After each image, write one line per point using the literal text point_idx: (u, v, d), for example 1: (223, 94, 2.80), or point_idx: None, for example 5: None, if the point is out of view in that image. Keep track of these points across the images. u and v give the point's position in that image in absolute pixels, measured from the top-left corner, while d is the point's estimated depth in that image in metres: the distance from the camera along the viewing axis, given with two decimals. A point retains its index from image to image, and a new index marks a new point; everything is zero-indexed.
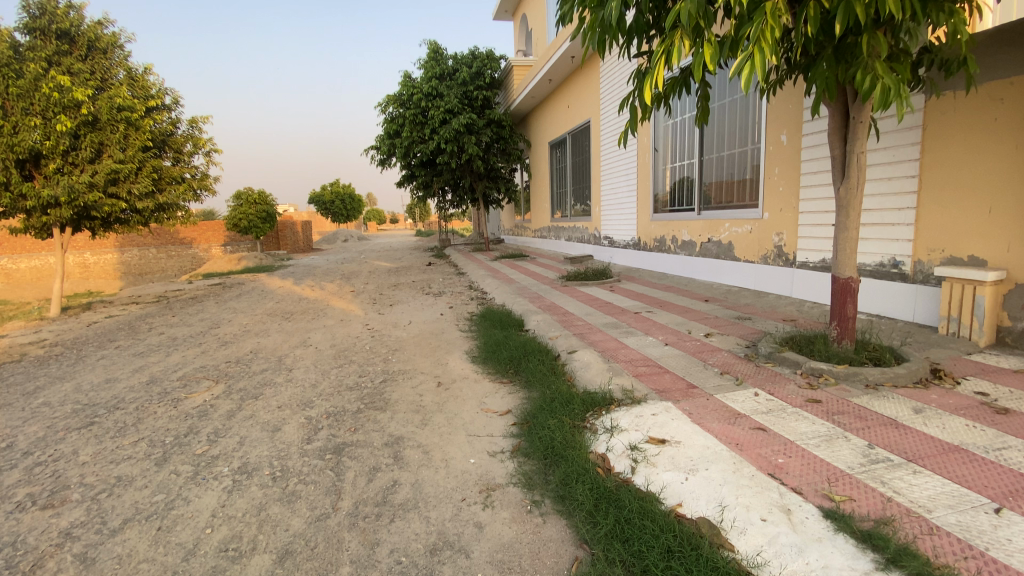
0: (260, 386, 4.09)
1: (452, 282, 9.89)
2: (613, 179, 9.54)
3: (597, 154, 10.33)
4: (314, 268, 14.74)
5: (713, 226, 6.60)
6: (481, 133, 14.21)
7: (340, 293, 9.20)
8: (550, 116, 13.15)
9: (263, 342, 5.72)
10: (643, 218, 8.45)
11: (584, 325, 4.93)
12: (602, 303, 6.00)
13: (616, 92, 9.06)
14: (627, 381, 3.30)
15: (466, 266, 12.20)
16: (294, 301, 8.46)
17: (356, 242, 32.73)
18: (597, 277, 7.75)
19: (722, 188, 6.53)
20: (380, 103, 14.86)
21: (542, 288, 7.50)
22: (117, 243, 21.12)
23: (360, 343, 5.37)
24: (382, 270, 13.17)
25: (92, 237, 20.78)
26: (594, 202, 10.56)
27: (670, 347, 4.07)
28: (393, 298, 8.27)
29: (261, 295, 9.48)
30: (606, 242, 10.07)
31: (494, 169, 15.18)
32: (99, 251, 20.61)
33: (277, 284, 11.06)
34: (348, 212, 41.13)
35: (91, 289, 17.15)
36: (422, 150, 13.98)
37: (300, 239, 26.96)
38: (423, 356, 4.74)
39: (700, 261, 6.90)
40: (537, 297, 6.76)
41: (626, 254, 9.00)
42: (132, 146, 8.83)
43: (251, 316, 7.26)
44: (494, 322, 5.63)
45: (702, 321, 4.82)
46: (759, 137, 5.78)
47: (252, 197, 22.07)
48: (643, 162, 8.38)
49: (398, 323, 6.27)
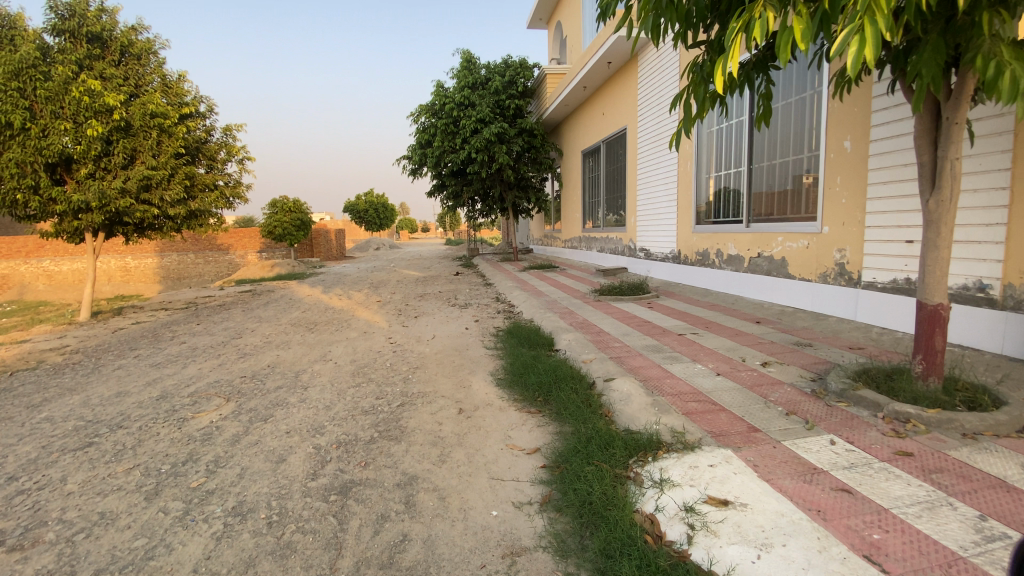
0: (271, 407, 3.81)
1: (479, 293, 9.57)
2: (651, 188, 9.08)
3: (633, 163, 9.88)
4: (343, 276, 14.70)
5: (764, 240, 6.11)
6: (512, 142, 13.93)
7: (366, 303, 8.98)
8: (584, 124, 12.77)
9: (280, 354, 5.48)
10: (683, 229, 7.96)
11: (622, 348, 4.50)
12: (641, 322, 5.53)
13: (658, 98, 8.63)
14: (677, 421, 2.87)
15: (494, 276, 11.86)
16: (319, 310, 8.30)
17: (388, 250, 32.94)
18: (634, 292, 7.28)
19: (774, 199, 6.05)
20: (412, 112, 14.78)
21: (574, 303, 7.07)
22: (158, 248, 21.84)
23: (380, 359, 5.06)
24: (410, 279, 12.98)
25: (135, 243, 21.52)
26: (630, 212, 10.10)
27: (722, 378, 3.61)
28: (419, 310, 7.98)
29: (287, 304, 9.36)
30: (642, 254, 9.57)
31: (525, 178, 14.88)
32: (141, 256, 21.30)
33: (305, 292, 11.00)
34: (381, 220, 41.61)
35: (130, 292, 17.71)
36: (454, 159, 13.81)
37: (333, 247, 27.27)
38: (445, 376, 4.38)
39: (749, 278, 6.38)
40: (569, 312, 6.34)
41: (664, 267, 8.49)
42: (165, 152, 9.23)
43: (274, 326, 7.07)
44: (521, 339, 5.26)
45: (757, 347, 4.33)
46: (819, 145, 5.28)
47: (287, 205, 22.45)
48: (684, 171, 7.91)
49: (422, 337, 5.94)
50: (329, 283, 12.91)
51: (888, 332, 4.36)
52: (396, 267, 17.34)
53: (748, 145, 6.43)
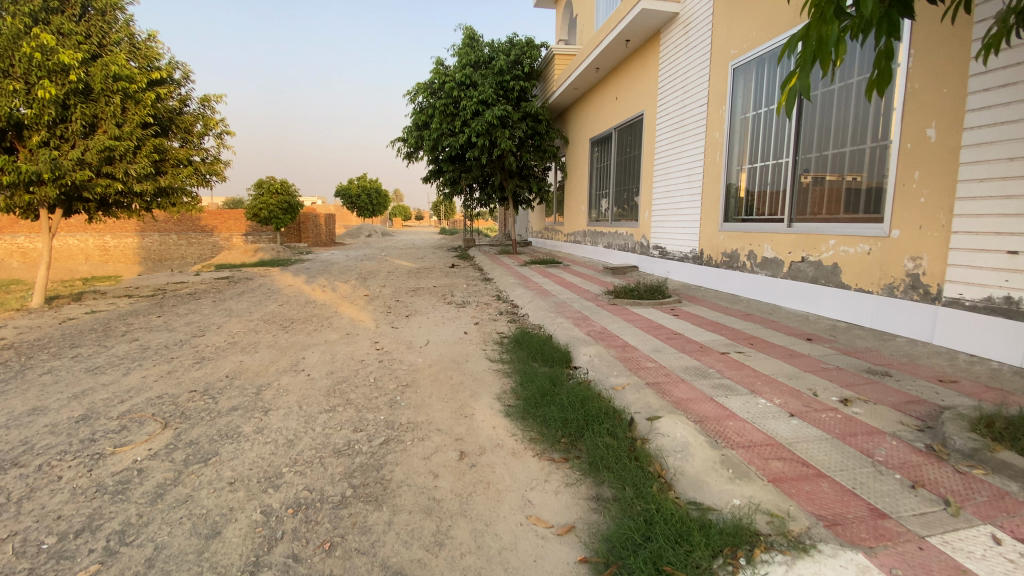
0: (218, 441, 2.95)
1: (478, 289, 8.71)
2: (670, 180, 8.26)
3: (649, 152, 9.04)
4: (329, 264, 13.75)
5: (811, 243, 5.32)
6: (515, 126, 13.04)
7: (351, 297, 8.07)
8: (594, 110, 11.90)
9: (244, 361, 4.60)
10: (708, 227, 7.16)
11: (657, 369, 3.71)
12: (670, 334, 4.72)
13: (683, 80, 7.80)
14: (766, 494, 2.09)
15: (493, 271, 10.98)
16: (298, 305, 7.40)
17: (380, 238, 31.81)
18: (653, 295, 6.47)
19: (826, 196, 5.25)
20: (409, 91, 13.81)
21: (586, 306, 6.24)
22: (138, 228, 20.72)
23: (363, 371, 4.20)
24: (402, 270, 12.08)
25: (113, 221, 20.34)
26: (643, 206, 9.29)
27: (798, 420, 2.83)
28: (410, 308, 7.08)
29: (265, 295, 8.42)
30: (656, 253, 8.77)
31: (527, 166, 14.00)
32: (119, 235, 20.14)
33: (286, 282, 10.07)
34: (373, 207, 40.36)
35: (105, 274, 16.65)
36: (452, 143, 12.89)
37: (322, 233, 26.05)
38: (440, 400, 3.53)
39: (788, 285, 5.58)
40: (583, 318, 5.53)
41: (683, 268, 7.70)
42: (129, 121, 8.13)
43: (243, 323, 6.16)
44: (532, 352, 4.44)
45: (823, 375, 3.55)
46: (890, 134, 4.49)
47: (273, 186, 21.26)
48: (711, 162, 7.10)
49: (413, 344, 5.07)
50: (313, 272, 11.96)
51: (980, 360, 3.59)
52: (388, 256, 16.40)
53: (794, 133, 5.64)
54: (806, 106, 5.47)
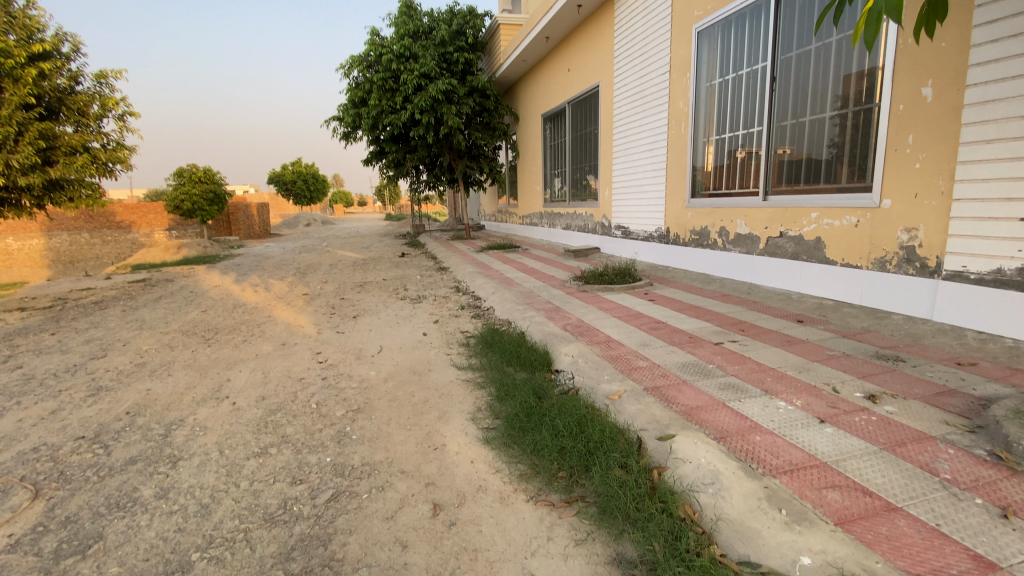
0: (105, 516, 2.18)
1: (433, 280, 8.00)
2: (630, 155, 7.80)
3: (607, 126, 8.54)
4: (265, 259, 12.52)
5: (790, 216, 4.98)
6: (462, 103, 12.23)
7: (289, 297, 7.15)
8: (544, 83, 11.27)
9: (153, 389, 3.73)
10: (674, 203, 6.76)
11: (651, 369, 3.21)
12: (655, 324, 4.25)
13: (641, 46, 7.30)
14: (841, 548, 1.62)
15: (446, 259, 10.25)
16: (227, 309, 6.43)
17: (322, 227, 30.02)
18: (623, 279, 6.01)
19: (804, 166, 4.91)
20: (342, 64, 12.62)
21: (555, 295, 5.70)
22: (41, 226, 18.43)
23: (304, 394, 3.48)
24: (347, 262, 11.12)
25: (8, 220, 17.95)
26: (602, 184, 8.81)
27: (832, 429, 2.41)
28: (358, 307, 6.28)
29: (186, 299, 7.34)
30: (618, 233, 8.34)
31: (476, 145, 13.23)
32: (20, 236, 17.81)
33: (214, 282, 8.93)
34: (310, 194, 38.01)
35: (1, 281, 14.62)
36: (394, 122, 11.91)
37: (256, 224, 24.11)
38: (401, 428, 2.88)
39: (767, 263, 5.26)
40: (555, 309, 4.98)
41: (649, 248, 7.31)
42: (5, 102, 6.75)
43: (157, 337, 5.19)
44: (504, 357, 3.84)
45: (834, 366, 3.17)
46: (877, 96, 4.15)
47: (196, 174, 19.28)
48: (675, 135, 6.67)
49: (363, 353, 4.35)
50: (246, 269, 10.77)
51: (989, 338, 3.34)
52: (330, 247, 15.25)
53: (766, 100, 5.26)
54: (781, 70, 5.09)
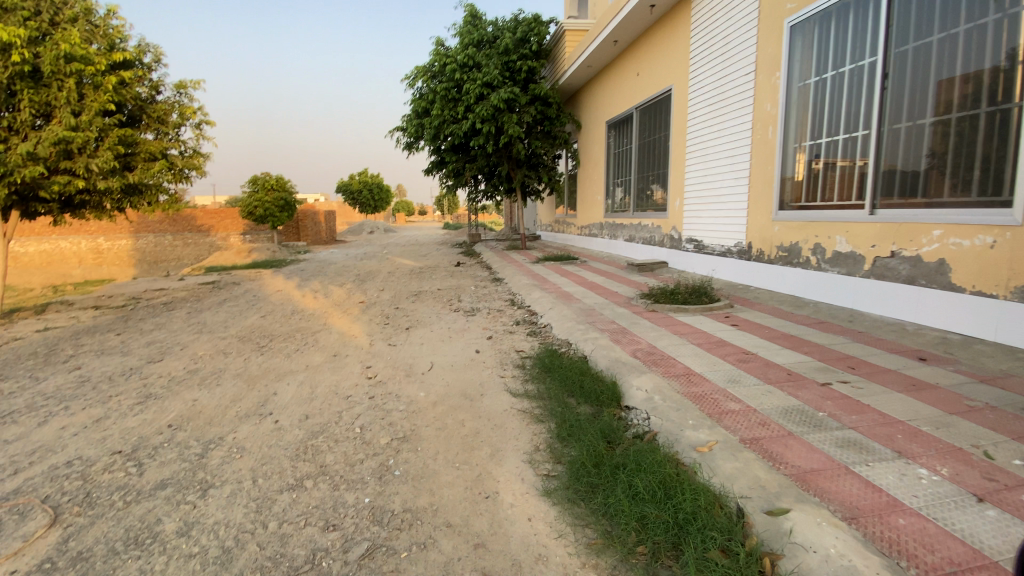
0: (119, 555, 1.95)
1: (488, 292, 7.70)
2: (706, 163, 7.22)
3: (679, 132, 7.98)
4: (326, 265, 12.74)
5: (901, 234, 4.27)
6: (523, 111, 12.00)
7: (345, 304, 7.08)
8: (610, 90, 10.83)
9: (199, 400, 3.60)
10: (758, 216, 6.12)
11: (744, 416, 2.71)
12: (742, 357, 3.69)
13: (721, 46, 6.74)
14: None
15: (502, 270, 9.95)
16: (283, 316, 6.41)
17: (383, 235, 30.78)
18: (698, 299, 5.43)
19: (920, 176, 4.20)
20: (407, 75, 12.75)
21: (621, 314, 5.21)
22: (132, 229, 19.98)
23: (349, 415, 3.22)
24: (404, 270, 11.09)
25: (104, 222, 19.57)
26: (672, 194, 8.23)
27: (994, 511, 1.78)
28: (411, 318, 6.06)
29: (248, 303, 7.43)
30: (689, 247, 7.73)
31: (537, 154, 12.95)
32: (113, 237, 19.34)
33: (275, 287, 9.09)
34: (374, 202, 39.28)
35: (94, 278, 15.84)
36: (455, 131, 11.85)
37: (322, 231, 25.01)
38: (449, 466, 2.54)
39: (873, 286, 4.57)
40: (622, 331, 4.50)
41: (726, 265, 6.69)
42: (87, 108, 7.17)
43: (214, 342, 5.18)
44: (567, 385, 3.43)
45: (982, 420, 2.51)
46: (1019, 94, 3.48)
47: (268, 182, 20.23)
48: (760, 141, 6.07)
49: (413, 371, 4.06)
50: (307, 274, 10.96)
51: None
52: (389, 255, 15.41)
53: (872, 100, 4.62)
54: (892, 66, 4.42)
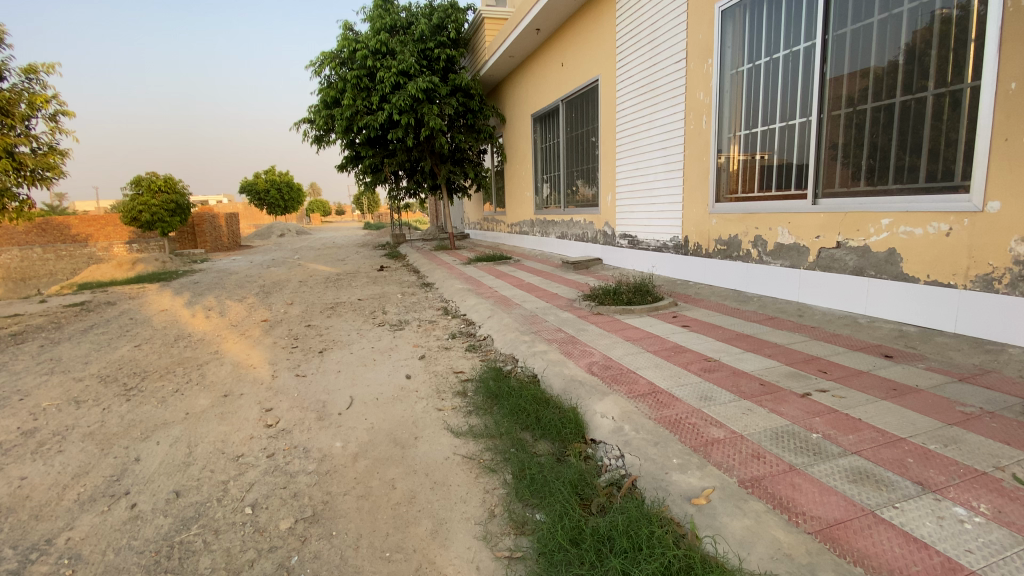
0: None
1: (415, 300, 6.98)
2: (637, 155, 6.95)
3: (608, 124, 7.66)
4: (227, 275, 11.33)
5: (849, 224, 4.14)
6: (444, 102, 11.28)
7: (245, 324, 6.05)
8: (534, 81, 10.40)
9: (24, 479, 2.65)
10: (693, 209, 5.88)
11: (734, 446, 2.27)
12: (707, 365, 3.31)
13: (650, 31, 6.46)
14: None
15: (430, 273, 9.21)
16: (166, 343, 5.32)
17: (297, 237, 28.61)
18: (643, 298, 5.07)
19: (864, 163, 4.08)
20: (312, 61, 11.56)
21: (565, 320, 4.73)
22: None
23: (239, 486, 2.45)
24: (319, 278, 10.02)
25: None
26: (603, 188, 7.91)
27: None
28: (326, 338, 5.21)
29: (122, 329, 6.18)
30: (623, 242, 7.46)
31: (460, 149, 12.29)
32: None
33: (162, 306, 7.76)
34: (285, 203, 36.58)
35: None
36: (370, 124, 10.88)
37: (225, 235, 22.67)
38: (377, 559, 1.89)
39: (819, 279, 4.42)
40: (572, 340, 4.01)
41: (663, 259, 6.45)
42: None
43: (64, 386, 4.07)
44: (518, 417, 2.86)
45: (982, 433, 2.27)
46: (971, 74, 3.34)
47: (154, 183, 17.80)
48: (692, 131, 5.83)
49: (327, 411, 3.31)
50: (204, 287, 9.57)
51: None
52: (302, 261, 14.07)
53: (809, 86, 4.47)
54: (831, 50, 4.27)
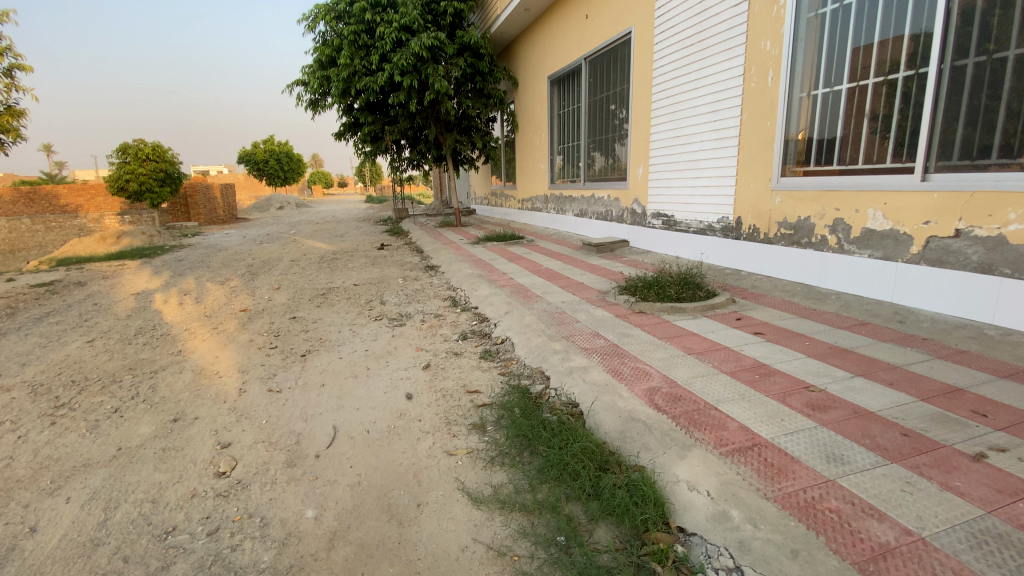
0: None
1: (418, 286, 6.11)
2: (677, 120, 5.96)
3: (641, 85, 6.62)
4: (216, 252, 10.49)
5: (974, 208, 3.21)
6: (450, 63, 10.21)
7: (221, 314, 5.22)
8: (553, 38, 9.28)
9: None
10: (752, 185, 4.92)
11: (923, 567, 1.44)
12: (811, 400, 2.45)
13: None
14: None
15: (435, 254, 8.31)
16: (123, 339, 4.49)
17: (296, 210, 27.62)
18: (693, 294, 4.10)
19: (999, 129, 3.13)
20: (305, 15, 10.43)
21: (601, 320, 3.87)
22: None
23: None
24: (313, 256, 9.16)
25: None
26: (632, 160, 6.94)
27: None
28: (312, 335, 4.36)
29: (81, 318, 5.36)
30: (656, 222, 6.53)
31: (467, 116, 11.24)
32: None
33: (135, 288, 6.93)
34: (285, 174, 35.44)
35: None
36: (368, 85, 9.83)
37: (221, 208, 21.71)
38: None
39: (924, 275, 3.52)
40: (618, 351, 3.13)
41: (707, 244, 5.54)
42: None
43: None
44: (562, 481, 2.03)
45: None
46: None
47: (142, 151, 16.78)
48: (753, 90, 4.83)
49: (300, 452, 2.47)
50: (186, 266, 8.71)
51: None
52: (298, 236, 13.17)
53: (920, 29, 3.49)
54: None
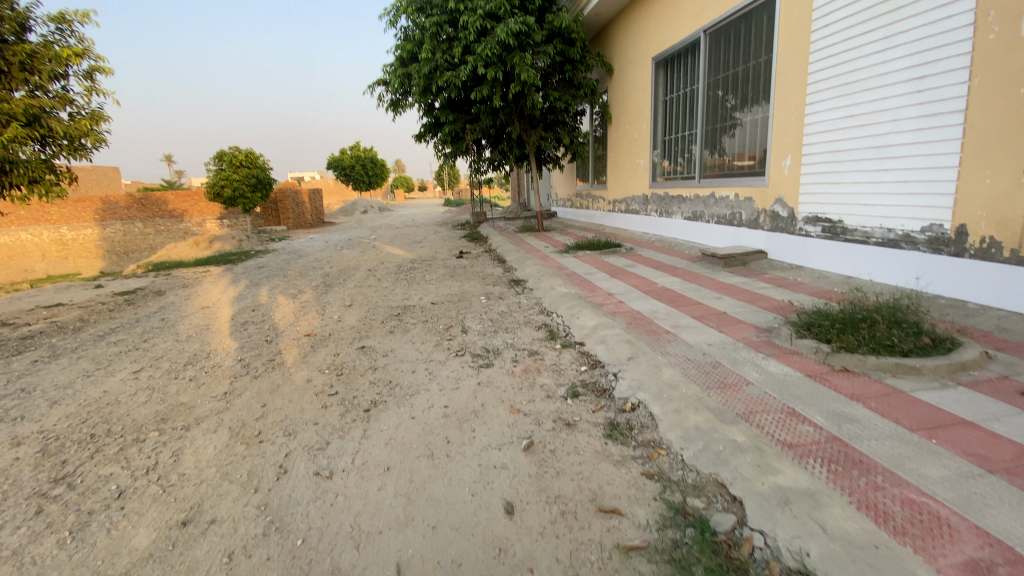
0: None
1: (505, 308, 5.11)
2: (852, 97, 4.48)
3: (793, 54, 5.18)
4: (296, 259, 10.19)
5: None
6: (538, 51, 9.18)
7: (282, 338, 4.50)
8: (660, 12, 7.95)
9: None
10: (989, 180, 3.40)
11: None
12: None
13: None
14: None
15: (520, 265, 7.32)
16: (171, 370, 3.85)
17: (377, 214, 27.98)
18: (923, 343, 2.73)
19: None
20: (387, 10, 9.87)
21: (784, 380, 2.61)
22: (97, 216, 17.57)
23: None
24: (389, 265, 8.51)
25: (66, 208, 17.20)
26: (776, 151, 5.50)
27: None
28: (380, 376, 3.47)
29: (143, 337, 4.89)
30: (810, 230, 5.08)
31: (555, 109, 10.17)
32: (77, 225, 16.90)
33: (208, 300, 6.53)
34: (369, 179, 36.32)
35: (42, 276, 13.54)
36: (450, 81, 9.05)
37: (309, 212, 22.22)
38: None
39: None
40: (854, 460, 1.89)
41: (901, 262, 4.05)
42: None
43: None
44: None
45: None
46: None
47: (236, 158, 17.34)
48: (992, 43, 3.30)
49: None
50: (264, 275, 8.34)
51: None
52: (378, 241, 12.75)
53: None
54: None
